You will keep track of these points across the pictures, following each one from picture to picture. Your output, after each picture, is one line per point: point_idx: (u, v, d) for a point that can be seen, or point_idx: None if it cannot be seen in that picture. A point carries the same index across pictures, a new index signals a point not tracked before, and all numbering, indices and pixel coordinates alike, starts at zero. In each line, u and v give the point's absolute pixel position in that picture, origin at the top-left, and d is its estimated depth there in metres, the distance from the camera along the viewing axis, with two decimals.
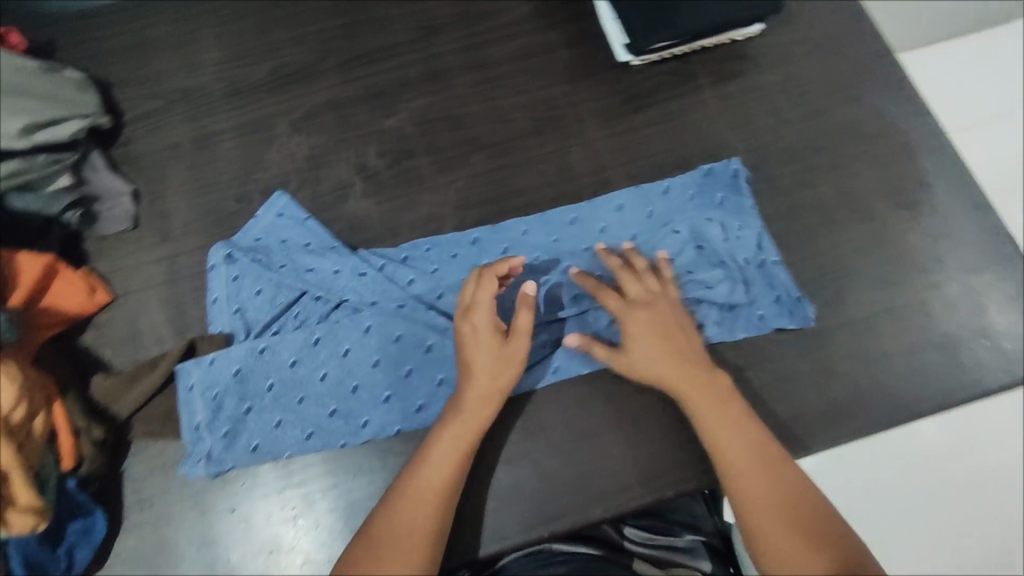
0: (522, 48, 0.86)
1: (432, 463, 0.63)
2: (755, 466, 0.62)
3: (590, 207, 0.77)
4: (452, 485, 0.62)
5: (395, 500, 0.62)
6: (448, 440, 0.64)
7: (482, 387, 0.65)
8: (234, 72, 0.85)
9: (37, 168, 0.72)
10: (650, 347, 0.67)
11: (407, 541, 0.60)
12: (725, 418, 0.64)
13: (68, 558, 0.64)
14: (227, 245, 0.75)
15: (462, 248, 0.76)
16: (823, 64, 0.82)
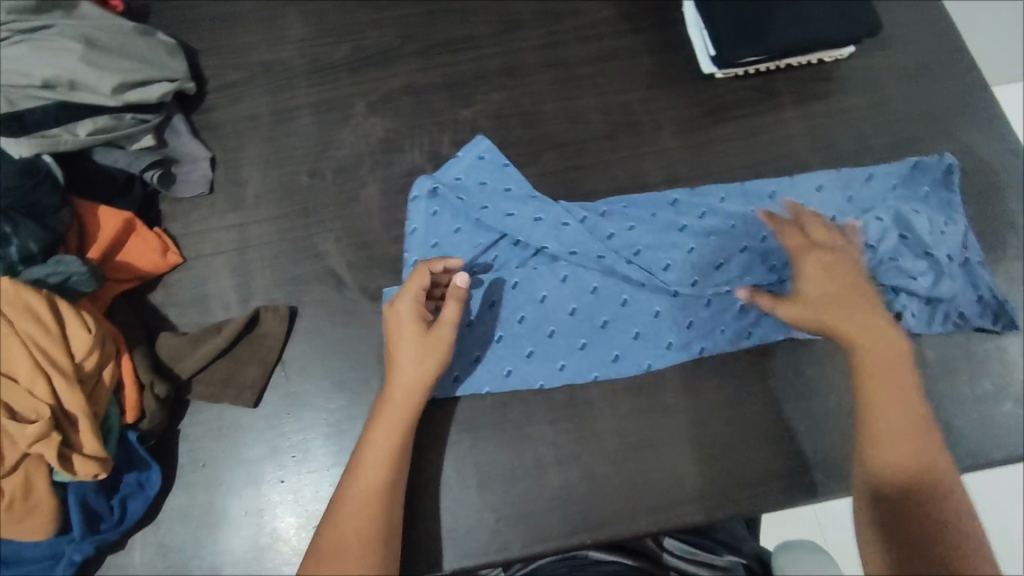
0: (609, 49, 0.83)
1: (367, 461, 0.62)
2: (910, 436, 0.60)
3: (788, 186, 0.76)
4: (390, 483, 0.62)
5: (339, 507, 0.60)
6: (380, 437, 0.63)
7: (404, 384, 0.65)
8: (315, 50, 0.84)
9: (125, 128, 0.74)
10: (825, 287, 0.67)
11: (358, 544, 0.58)
12: (898, 385, 0.63)
13: (121, 508, 0.66)
14: (432, 179, 0.76)
15: (662, 208, 0.76)
16: (915, 93, 0.80)
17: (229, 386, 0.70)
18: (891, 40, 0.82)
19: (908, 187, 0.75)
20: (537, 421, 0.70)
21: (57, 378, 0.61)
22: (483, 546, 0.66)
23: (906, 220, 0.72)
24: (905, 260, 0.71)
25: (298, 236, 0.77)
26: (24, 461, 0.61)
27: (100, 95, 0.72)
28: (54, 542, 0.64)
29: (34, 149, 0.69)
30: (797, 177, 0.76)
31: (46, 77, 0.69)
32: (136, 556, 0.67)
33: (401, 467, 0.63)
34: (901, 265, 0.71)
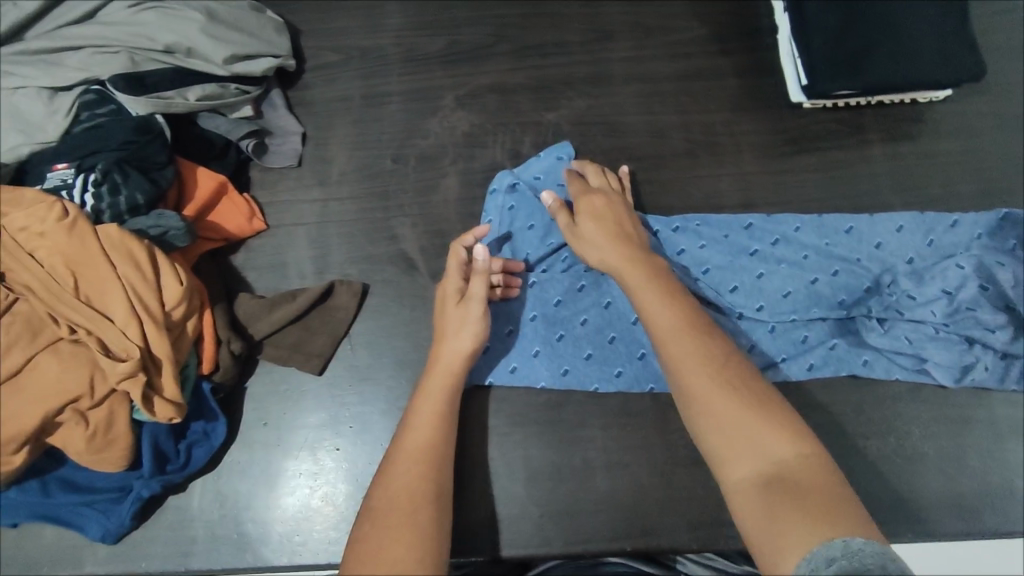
0: (697, 67, 0.84)
1: (414, 428, 0.62)
2: (690, 360, 0.55)
3: (870, 222, 0.75)
4: (437, 451, 0.61)
5: (386, 471, 0.59)
6: (425, 407, 0.63)
7: (448, 358, 0.66)
8: (410, 40, 0.87)
9: (230, 97, 0.78)
10: (596, 224, 0.67)
11: (407, 503, 0.56)
12: (658, 295, 0.59)
13: (187, 453, 0.70)
14: (511, 174, 0.78)
15: (735, 230, 0.76)
16: (1011, 143, 0.78)
17: (298, 351, 0.73)
18: (991, 87, 0.80)
19: (994, 240, 0.73)
20: (588, 425, 0.71)
21: (148, 325, 0.65)
22: (523, 540, 0.67)
23: (987, 271, 0.71)
24: (982, 312, 0.70)
25: (376, 217, 0.80)
26: (110, 397, 0.65)
27: (213, 64, 0.77)
28: (125, 475, 0.68)
29: (149, 108, 0.73)
30: (879, 215, 0.75)
31: (168, 43, 0.75)
32: (195, 501, 0.70)
33: (447, 438, 0.62)
34: (978, 315, 0.70)
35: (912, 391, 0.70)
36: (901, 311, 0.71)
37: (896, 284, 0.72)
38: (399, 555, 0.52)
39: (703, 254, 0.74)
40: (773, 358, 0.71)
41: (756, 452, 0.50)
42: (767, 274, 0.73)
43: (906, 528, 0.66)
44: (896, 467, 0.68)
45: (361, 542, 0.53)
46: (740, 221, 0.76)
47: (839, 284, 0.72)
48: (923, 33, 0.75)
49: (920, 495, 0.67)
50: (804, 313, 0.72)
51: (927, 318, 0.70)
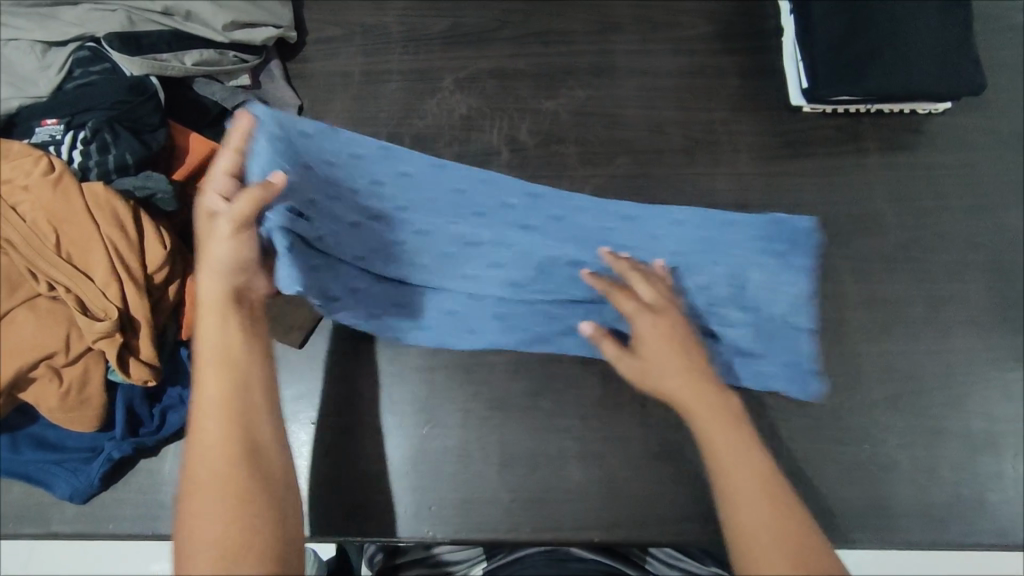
0: (699, 64, 0.83)
1: (202, 386, 0.55)
2: (733, 460, 0.57)
3: (743, 219, 0.72)
4: (233, 408, 0.54)
5: (195, 430, 0.54)
6: (211, 364, 0.55)
7: (208, 294, 0.57)
8: (414, 20, 0.87)
9: (226, 64, 0.78)
10: (664, 356, 0.63)
11: (220, 470, 0.52)
12: (695, 387, 0.61)
13: (160, 419, 0.69)
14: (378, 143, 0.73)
15: (616, 219, 0.73)
16: (1002, 159, 0.78)
17: (278, 323, 0.73)
18: (990, 103, 0.80)
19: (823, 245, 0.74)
20: (565, 414, 0.70)
21: (129, 285, 0.64)
22: (492, 524, 0.67)
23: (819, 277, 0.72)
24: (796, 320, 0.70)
25: None
26: (86, 356, 0.65)
27: (211, 30, 0.76)
28: (97, 436, 0.68)
29: (143, 70, 0.72)
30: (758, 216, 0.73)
31: (166, 4, 0.74)
32: (166, 466, 0.69)
33: (253, 381, 0.56)
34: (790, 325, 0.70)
35: (890, 400, 0.69)
36: (737, 305, 0.70)
37: (749, 281, 0.70)
38: (216, 523, 0.50)
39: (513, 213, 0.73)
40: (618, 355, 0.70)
41: (782, 563, 0.51)
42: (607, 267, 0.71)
43: (874, 535, 0.66)
44: (871, 476, 0.67)
45: (202, 511, 0.50)
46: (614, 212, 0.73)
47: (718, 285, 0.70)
48: (927, 44, 0.75)
49: (890, 503, 0.66)
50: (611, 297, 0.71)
51: (754, 320, 0.70)
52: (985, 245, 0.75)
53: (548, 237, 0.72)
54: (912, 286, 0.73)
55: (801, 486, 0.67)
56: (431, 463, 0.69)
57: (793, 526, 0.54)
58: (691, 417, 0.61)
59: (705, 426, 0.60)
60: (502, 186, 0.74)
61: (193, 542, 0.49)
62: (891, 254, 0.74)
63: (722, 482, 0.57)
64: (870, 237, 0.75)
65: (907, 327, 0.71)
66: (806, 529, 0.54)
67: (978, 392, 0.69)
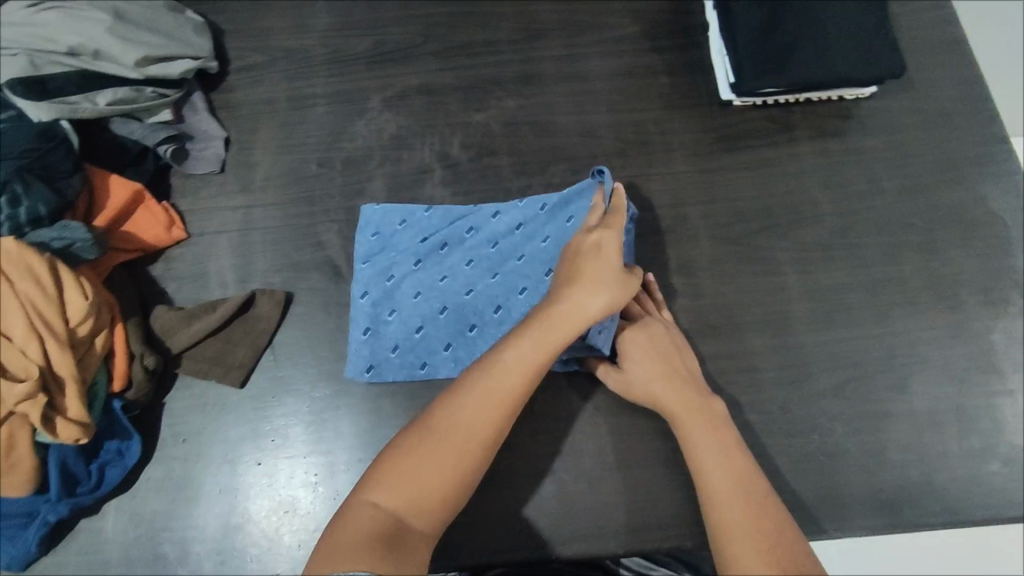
0: (627, 66, 0.83)
1: (501, 366, 0.56)
2: (713, 463, 0.57)
3: (547, 207, 0.74)
4: (520, 398, 0.57)
5: (465, 388, 0.56)
6: (522, 347, 0.57)
7: (568, 313, 0.59)
8: (337, 41, 0.85)
9: (145, 101, 0.75)
10: (651, 369, 0.64)
11: (459, 440, 0.54)
12: (677, 393, 0.62)
13: (99, 474, 0.67)
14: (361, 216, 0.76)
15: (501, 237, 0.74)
16: (932, 137, 0.78)
17: (217, 364, 0.71)
18: (915, 83, 0.80)
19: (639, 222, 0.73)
20: (516, 432, 0.69)
21: (51, 342, 0.62)
22: (448, 551, 0.66)
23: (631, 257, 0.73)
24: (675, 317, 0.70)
25: (300, 223, 0.78)
26: (9, 420, 0.62)
27: (123, 67, 0.73)
28: (31, 500, 0.65)
29: (54, 115, 0.70)
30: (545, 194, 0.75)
31: (73, 45, 0.71)
32: (108, 523, 0.68)
33: (529, 391, 0.57)
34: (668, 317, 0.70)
35: (836, 389, 0.69)
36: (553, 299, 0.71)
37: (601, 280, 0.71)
38: (427, 471, 0.53)
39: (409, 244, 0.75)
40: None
41: (760, 559, 0.50)
42: (501, 272, 0.73)
43: (827, 525, 0.66)
44: (820, 466, 0.67)
45: (409, 454, 0.53)
46: (487, 215, 0.75)
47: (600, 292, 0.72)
48: (846, 31, 0.75)
49: (842, 492, 0.67)
50: (507, 301, 0.71)
51: None
52: (918, 224, 0.75)
53: (421, 249, 0.74)
54: (849, 272, 0.73)
55: None
56: None
57: (773, 525, 0.52)
58: (675, 422, 0.61)
59: (688, 433, 0.60)
60: (380, 219, 0.76)
61: (385, 478, 0.53)
62: (827, 241, 0.75)
63: (703, 485, 0.57)
64: (806, 226, 0.75)
65: (846, 314, 0.72)
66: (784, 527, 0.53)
67: (919, 372, 0.70)
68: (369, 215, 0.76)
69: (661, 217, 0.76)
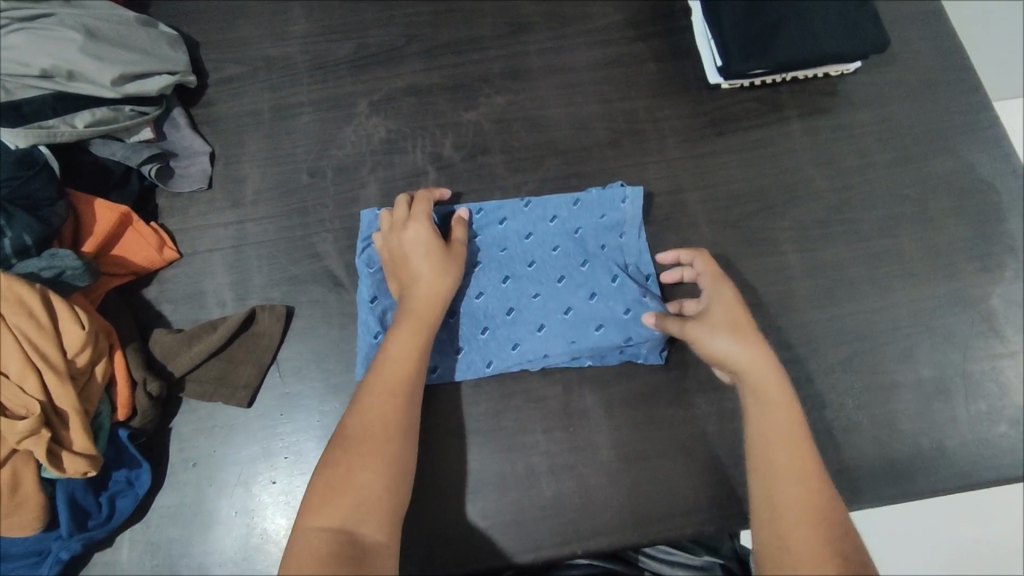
0: (614, 54, 0.83)
1: (384, 364, 0.61)
2: (798, 508, 0.54)
3: (557, 215, 0.74)
4: (412, 381, 0.61)
5: (360, 398, 0.59)
6: (400, 341, 0.62)
7: (413, 301, 0.65)
8: (319, 46, 0.83)
9: (124, 120, 0.73)
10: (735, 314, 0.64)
11: (377, 438, 0.57)
12: (784, 425, 0.58)
13: (110, 506, 0.65)
14: (367, 226, 0.74)
15: (512, 239, 0.73)
16: (919, 108, 0.79)
17: (222, 385, 0.70)
18: (898, 56, 0.81)
19: (642, 225, 0.74)
20: (531, 431, 0.69)
21: (49, 375, 0.60)
22: (473, 554, 0.65)
23: (638, 251, 0.74)
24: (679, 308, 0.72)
25: (296, 235, 0.77)
26: (12, 458, 0.60)
27: (100, 87, 0.70)
28: (40, 537, 0.63)
29: (31, 141, 0.67)
30: (552, 196, 0.75)
31: (46, 67, 0.67)
32: (123, 554, 0.66)
33: (417, 369, 0.62)
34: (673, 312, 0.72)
35: (844, 364, 0.70)
36: (566, 297, 0.72)
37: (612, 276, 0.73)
38: (362, 479, 0.55)
39: None
40: (537, 362, 0.70)
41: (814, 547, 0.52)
42: (512, 275, 0.72)
43: (848, 498, 0.66)
44: (836, 440, 0.68)
45: (329, 471, 0.56)
46: (494, 218, 0.74)
47: (611, 286, 0.72)
48: (828, 9, 0.76)
49: (857, 465, 0.67)
50: (519, 304, 0.71)
51: (589, 309, 0.71)
52: (911, 196, 0.76)
53: None
54: (848, 247, 0.74)
55: None
56: None
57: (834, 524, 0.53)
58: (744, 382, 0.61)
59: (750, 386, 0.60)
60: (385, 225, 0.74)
61: (316, 503, 0.54)
62: (825, 218, 0.75)
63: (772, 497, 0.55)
64: (803, 203, 0.76)
65: (849, 289, 0.73)
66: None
67: (924, 342, 0.71)
68: (370, 222, 0.74)
69: (659, 206, 0.76)
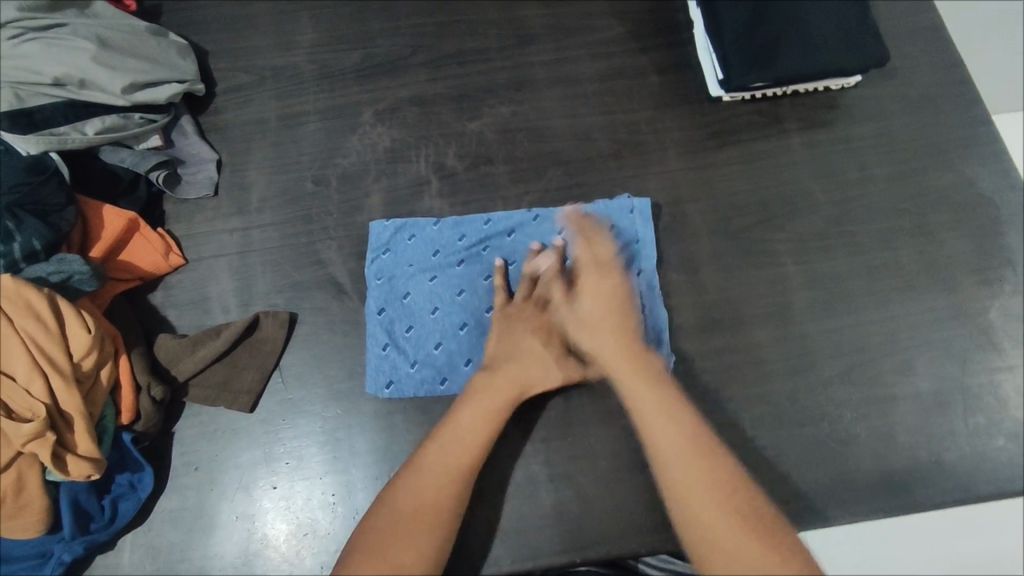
0: (617, 67, 0.84)
1: (452, 435, 0.60)
2: (685, 459, 0.54)
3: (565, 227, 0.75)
4: (473, 465, 0.59)
5: (418, 467, 0.58)
6: (471, 417, 0.61)
7: (500, 384, 0.64)
8: (325, 56, 0.85)
9: (133, 127, 0.74)
10: (586, 265, 0.69)
11: (427, 515, 0.55)
12: (650, 375, 0.61)
13: (112, 509, 0.66)
14: (376, 238, 0.76)
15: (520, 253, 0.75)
16: (918, 123, 0.80)
17: (225, 391, 0.70)
18: (898, 71, 0.81)
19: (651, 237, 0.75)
20: (531, 439, 0.69)
21: (56, 378, 0.61)
22: (471, 561, 0.66)
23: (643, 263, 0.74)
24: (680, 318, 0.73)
25: (300, 242, 0.77)
26: (16, 461, 0.60)
27: (110, 95, 0.72)
28: (43, 539, 0.64)
29: (42, 147, 0.69)
30: (560, 210, 0.76)
31: (57, 75, 0.69)
32: (125, 557, 0.67)
33: (480, 452, 0.60)
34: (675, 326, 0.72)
35: (843, 376, 0.71)
36: None
37: None
38: (404, 554, 0.53)
39: (425, 261, 0.75)
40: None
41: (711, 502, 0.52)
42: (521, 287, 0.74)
43: (845, 510, 0.67)
44: (833, 452, 0.68)
45: (378, 538, 0.53)
46: (502, 230, 0.76)
47: None
48: (829, 24, 0.77)
49: (856, 476, 0.68)
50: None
51: None
52: (911, 209, 0.76)
53: (439, 267, 0.74)
54: (847, 259, 0.75)
55: (770, 472, 0.68)
56: None
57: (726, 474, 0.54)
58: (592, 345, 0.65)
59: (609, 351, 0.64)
60: (393, 236, 0.76)
61: (355, 569, 0.52)
62: (824, 231, 0.76)
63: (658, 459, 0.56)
64: (804, 216, 0.76)
65: (848, 300, 0.73)
66: (795, 545, 0.50)
67: (923, 355, 0.71)
68: (378, 233, 0.76)
69: (660, 216, 0.77)
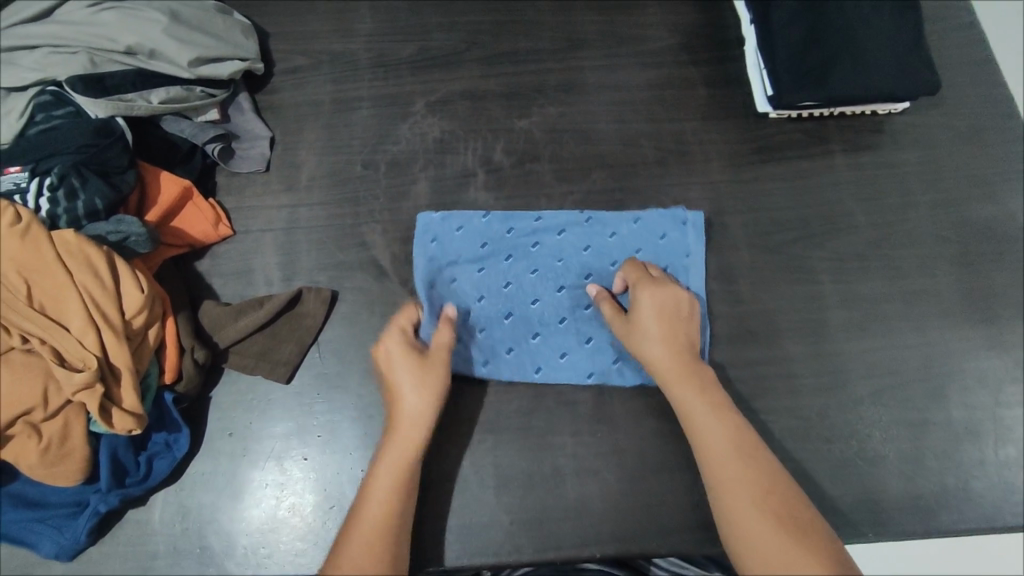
0: (666, 76, 0.85)
1: (377, 485, 0.62)
2: (744, 483, 0.59)
3: (616, 233, 0.77)
4: (405, 494, 0.62)
5: (354, 523, 0.60)
6: (390, 464, 0.63)
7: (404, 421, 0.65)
8: (382, 45, 0.87)
9: (194, 100, 0.77)
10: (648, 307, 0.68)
11: (373, 556, 0.58)
12: (713, 404, 0.64)
13: (148, 465, 0.68)
14: (429, 224, 0.77)
15: (570, 253, 0.76)
16: (964, 153, 0.80)
17: (263, 360, 0.72)
18: (947, 101, 0.82)
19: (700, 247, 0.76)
20: (560, 432, 0.70)
21: (107, 333, 0.63)
22: (494, 546, 0.67)
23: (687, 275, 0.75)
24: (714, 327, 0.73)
25: (346, 223, 0.79)
26: (65, 409, 0.63)
27: (177, 67, 0.75)
28: (81, 489, 0.66)
29: (109, 111, 0.71)
30: (611, 214, 0.77)
31: (130, 44, 0.73)
32: (156, 513, 0.68)
33: (408, 483, 0.62)
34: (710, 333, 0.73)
35: (874, 396, 0.71)
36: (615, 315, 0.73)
37: None
38: None
39: (476, 248, 0.76)
40: (583, 373, 0.72)
41: (764, 515, 0.57)
42: (567, 286, 0.75)
43: (868, 528, 0.67)
44: (860, 470, 0.69)
45: None
46: (554, 229, 0.77)
47: None
48: (883, 48, 0.77)
49: (881, 496, 0.68)
50: (573, 314, 0.74)
51: None
52: (952, 237, 0.77)
53: (490, 256, 0.76)
54: (885, 282, 0.75)
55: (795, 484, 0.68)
56: (431, 490, 0.68)
57: (774, 480, 0.59)
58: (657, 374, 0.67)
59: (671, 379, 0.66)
60: (446, 221, 0.77)
61: None
62: (863, 252, 0.76)
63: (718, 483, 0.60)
64: (844, 236, 0.77)
65: (883, 321, 0.74)
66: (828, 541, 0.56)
67: (956, 382, 0.72)
68: (426, 223, 0.77)
69: (700, 225, 0.78)
